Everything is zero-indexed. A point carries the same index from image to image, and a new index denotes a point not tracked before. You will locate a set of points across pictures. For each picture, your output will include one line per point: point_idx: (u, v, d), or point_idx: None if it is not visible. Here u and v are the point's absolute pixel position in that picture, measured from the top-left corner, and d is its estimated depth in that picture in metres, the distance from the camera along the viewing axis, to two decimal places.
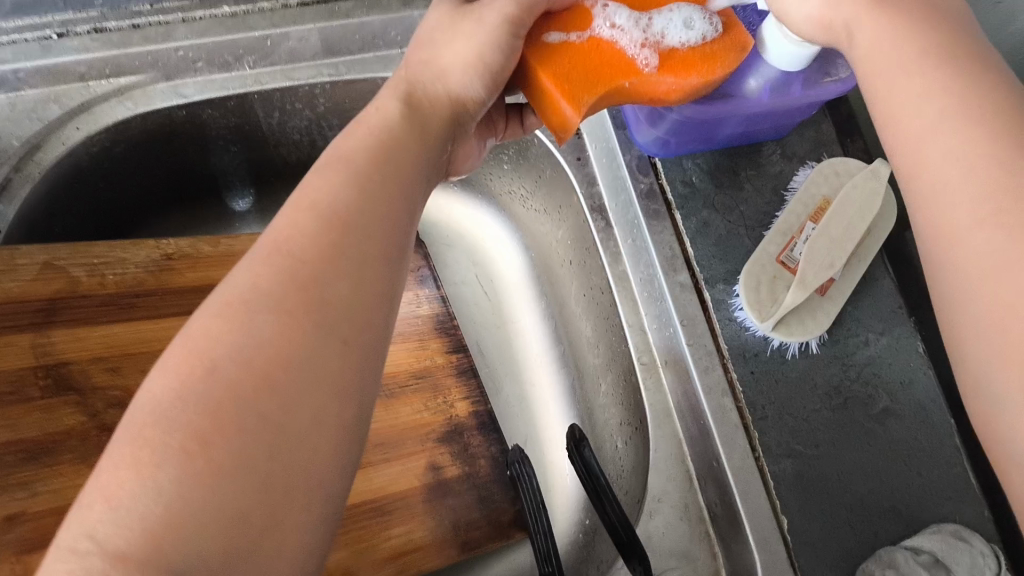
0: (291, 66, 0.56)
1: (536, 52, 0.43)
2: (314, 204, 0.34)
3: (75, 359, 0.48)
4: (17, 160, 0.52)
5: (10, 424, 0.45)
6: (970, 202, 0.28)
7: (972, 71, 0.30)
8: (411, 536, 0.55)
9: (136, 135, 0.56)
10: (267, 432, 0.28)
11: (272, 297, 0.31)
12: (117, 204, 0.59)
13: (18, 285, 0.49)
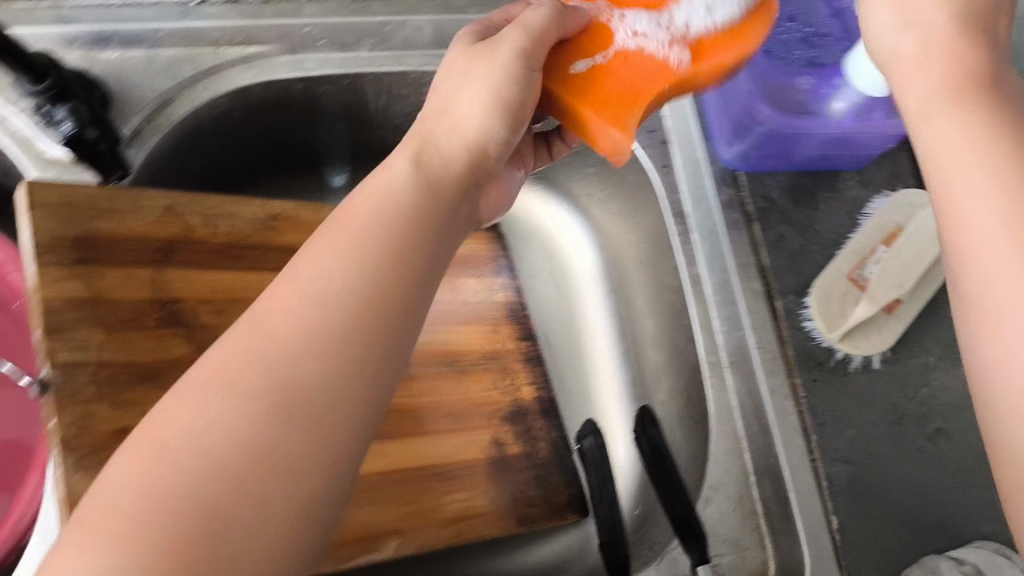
0: (405, 53, 0.60)
1: (564, 80, 0.45)
2: (297, 294, 0.35)
3: (187, 299, 0.52)
4: (151, 112, 0.55)
5: (128, 347, 0.49)
6: (1004, 284, 0.32)
7: (1021, 155, 0.34)
8: (471, 503, 0.56)
9: (254, 102, 0.59)
10: (244, 472, 0.30)
11: (237, 395, 0.32)
12: (228, 166, 0.63)
13: (142, 224, 0.52)
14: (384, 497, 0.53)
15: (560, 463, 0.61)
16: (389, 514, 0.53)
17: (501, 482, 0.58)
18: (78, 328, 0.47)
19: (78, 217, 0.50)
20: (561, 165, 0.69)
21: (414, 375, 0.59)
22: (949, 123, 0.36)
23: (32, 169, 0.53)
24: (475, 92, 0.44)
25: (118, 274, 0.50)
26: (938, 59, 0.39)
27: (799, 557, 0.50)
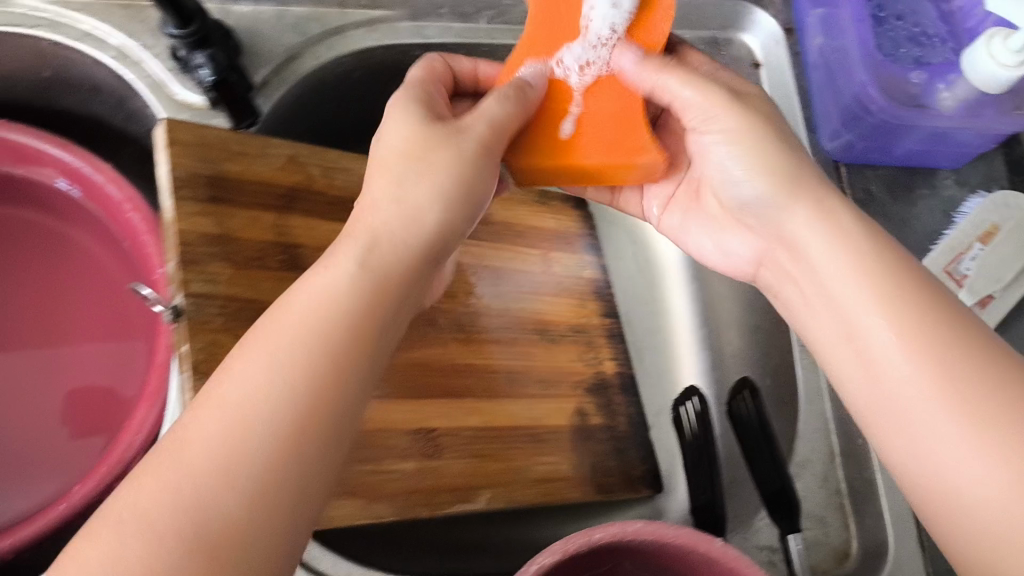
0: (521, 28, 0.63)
1: (559, 151, 0.46)
2: (220, 403, 0.33)
3: (307, 244, 0.55)
4: (279, 65, 0.58)
5: (252, 284, 0.50)
6: (953, 443, 0.36)
7: (944, 317, 0.39)
8: (557, 467, 0.57)
9: (373, 65, 0.62)
10: (230, 486, 0.31)
11: (160, 513, 0.30)
12: (338, 128, 0.66)
13: (269, 169, 0.54)
14: (477, 451, 0.54)
15: (639, 436, 0.63)
16: (480, 468, 0.53)
17: (583, 450, 0.59)
18: (209, 262, 0.49)
19: (212, 157, 0.52)
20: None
21: (507, 338, 0.60)
22: (822, 242, 0.43)
23: (163, 109, 0.56)
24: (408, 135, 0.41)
25: (246, 213, 0.52)
26: (848, 219, 0.43)
27: (882, 536, 0.52)
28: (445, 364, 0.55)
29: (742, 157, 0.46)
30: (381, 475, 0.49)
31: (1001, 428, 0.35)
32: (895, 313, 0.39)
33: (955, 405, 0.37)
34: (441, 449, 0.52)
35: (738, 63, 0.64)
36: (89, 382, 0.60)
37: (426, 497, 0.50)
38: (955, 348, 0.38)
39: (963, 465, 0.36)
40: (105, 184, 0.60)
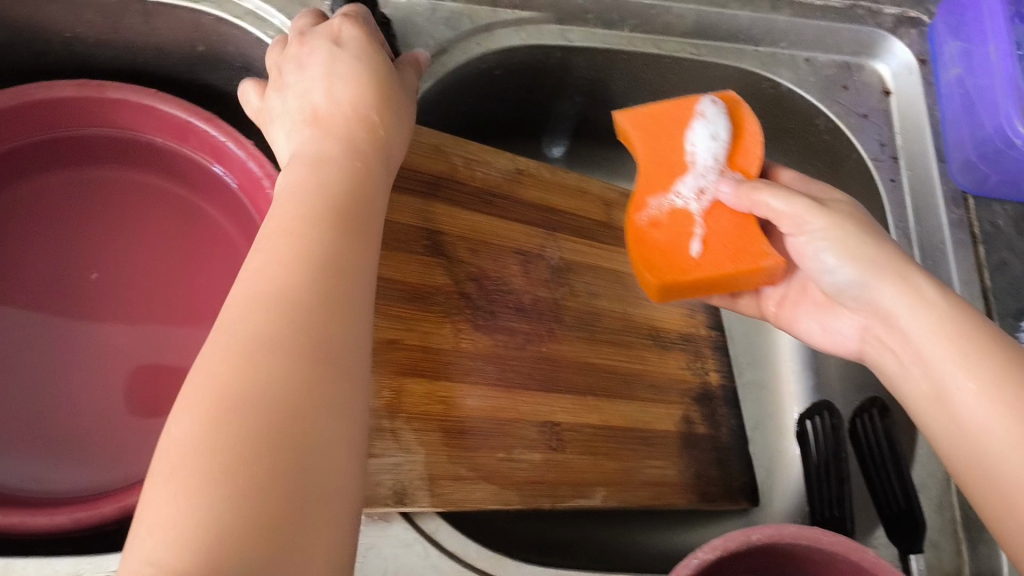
0: (661, 38, 0.65)
1: (690, 265, 0.52)
2: (262, 288, 0.31)
3: (449, 233, 0.53)
4: (429, 57, 0.60)
5: (398, 266, 0.50)
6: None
7: (994, 352, 0.42)
8: (665, 471, 0.58)
9: (515, 64, 0.64)
10: (317, 327, 0.30)
11: (252, 353, 0.29)
12: (471, 122, 0.68)
13: (415, 156, 0.54)
14: (596, 449, 0.54)
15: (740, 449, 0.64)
16: (600, 467, 0.54)
17: (688, 458, 0.60)
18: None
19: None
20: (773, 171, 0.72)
21: (622, 340, 0.60)
22: (912, 309, 0.44)
23: None
24: (348, 66, 0.43)
25: (395, 196, 0.52)
26: (921, 280, 0.45)
27: (997, 567, 0.52)
28: (568, 362, 0.55)
29: (832, 242, 0.47)
30: (509, 463, 0.49)
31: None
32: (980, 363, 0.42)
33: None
34: (564, 443, 0.53)
35: (869, 89, 0.65)
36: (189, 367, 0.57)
37: (550, 488, 0.51)
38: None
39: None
40: (248, 159, 0.61)
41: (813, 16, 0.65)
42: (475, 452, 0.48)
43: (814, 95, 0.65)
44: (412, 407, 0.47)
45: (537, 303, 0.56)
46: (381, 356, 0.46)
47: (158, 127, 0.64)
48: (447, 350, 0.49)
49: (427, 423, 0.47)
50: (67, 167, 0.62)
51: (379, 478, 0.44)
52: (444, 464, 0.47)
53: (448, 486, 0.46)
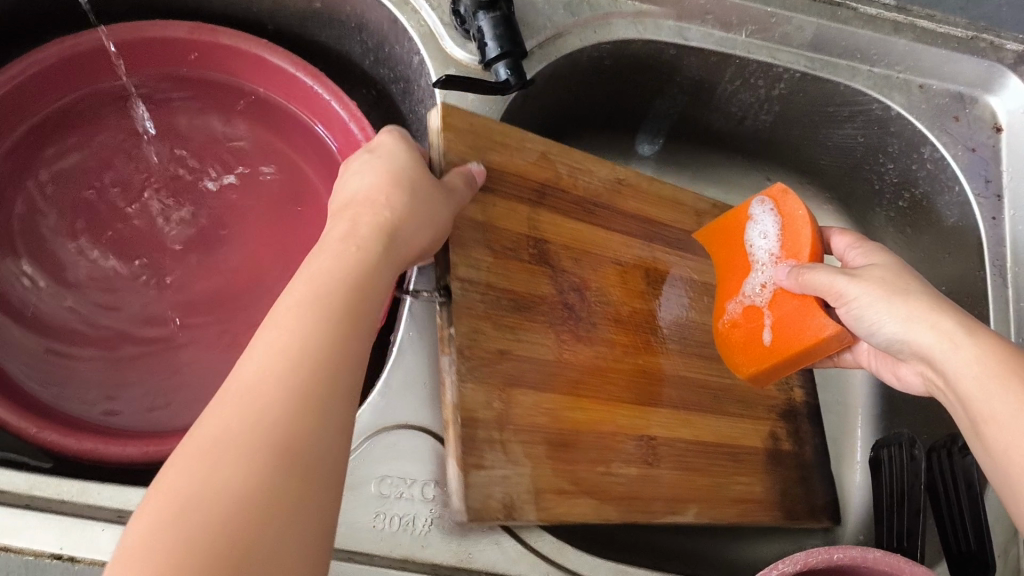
0: (779, 48, 0.64)
1: (769, 354, 0.59)
2: (276, 343, 0.35)
3: (553, 242, 0.58)
4: (544, 39, 0.60)
5: (508, 274, 0.54)
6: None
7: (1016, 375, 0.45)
8: (751, 489, 0.63)
9: (627, 55, 0.64)
10: (310, 387, 0.34)
11: (252, 408, 0.32)
12: (570, 113, 0.68)
13: (525, 164, 0.57)
14: (686, 464, 0.59)
15: (820, 468, 0.69)
16: (691, 483, 0.59)
17: (774, 476, 0.65)
18: (474, 248, 0.53)
19: (481, 146, 0.55)
20: (870, 195, 0.71)
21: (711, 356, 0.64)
22: (944, 354, 0.48)
23: (434, 66, 0.60)
24: (383, 177, 0.46)
25: (506, 204, 0.56)
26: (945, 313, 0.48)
27: None
28: (654, 377, 0.60)
29: (874, 305, 0.50)
30: (609, 476, 0.55)
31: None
32: (997, 394, 0.45)
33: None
34: (658, 457, 0.58)
35: (980, 123, 0.65)
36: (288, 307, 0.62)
37: (645, 503, 0.56)
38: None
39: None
40: (349, 122, 0.66)
41: (935, 43, 0.64)
42: (576, 465, 0.53)
43: (925, 124, 0.64)
44: (519, 419, 0.51)
45: (635, 315, 0.61)
46: (492, 368, 0.51)
47: (258, 75, 0.68)
48: (553, 361, 0.54)
49: (533, 436, 0.52)
50: (171, 108, 0.66)
51: (490, 490, 0.49)
52: (551, 478, 0.52)
53: (552, 500, 0.52)
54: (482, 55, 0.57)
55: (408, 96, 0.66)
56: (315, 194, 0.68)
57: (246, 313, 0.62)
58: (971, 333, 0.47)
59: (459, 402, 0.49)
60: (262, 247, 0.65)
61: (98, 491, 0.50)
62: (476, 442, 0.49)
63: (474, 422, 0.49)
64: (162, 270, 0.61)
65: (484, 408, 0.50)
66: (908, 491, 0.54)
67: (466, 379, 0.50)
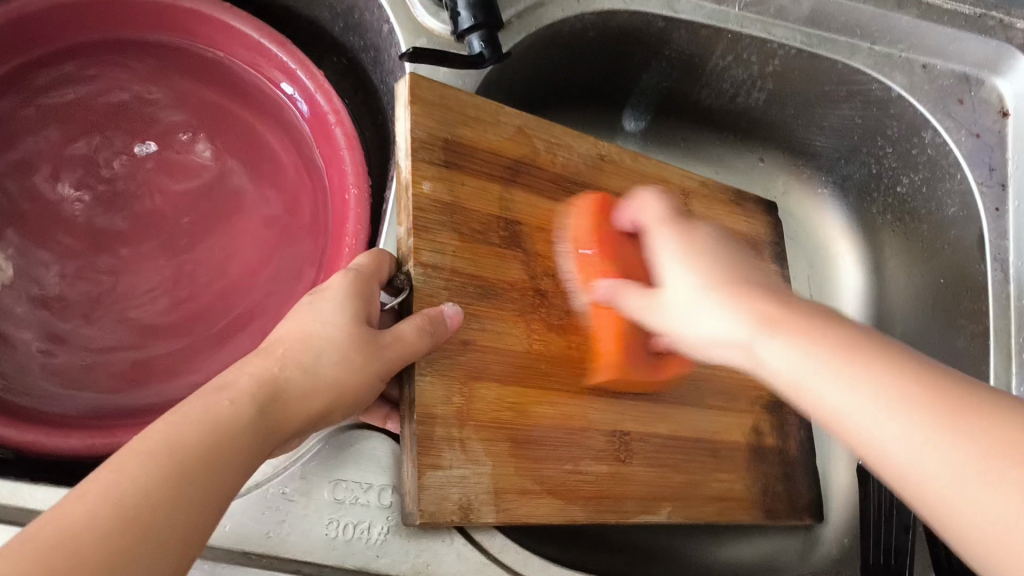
0: (774, 21, 0.60)
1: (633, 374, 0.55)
2: (171, 440, 0.36)
3: (525, 222, 0.54)
4: (522, 9, 0.56)
5: (475, 259, 0.51)
6: (965, 475, 0.32)
7: (892, 356, 0.36)
8: (733, 486, 0.60)
9: (613, 26, 0.60)
10: (185, 481, 0.35)
11: (134, 489, 0.34)
12: (552, 85, 0.64)
13: (498, 140, 0.54)
14: (663, 461, 0.56)
15: (806, 460, 0.66)
16: (666, 479, 0.56)
17: (756, 475, 0.62)
18: (438, 231, 0.49)
19: (451, 119, 0.52)
20: (869, 183, 0.67)
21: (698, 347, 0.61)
22: (708, 336, 0.42)
23: (404, 35, 0.56)
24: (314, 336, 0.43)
25: (476, 182, 0.52)
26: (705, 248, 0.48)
27: None
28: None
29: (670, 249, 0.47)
30: (577, 476, 0.52)
31: (945, 412, 0.34)
32: (772, 359, 0.38)
33: (889, 390, 0.35)
34: (631, 454, 0.55)
35: (986, 106, 0.60)
36: (256, 283, 0.60)
37: (617, 502, 0.53)
38: (875, 356, 0.36)
39: (841, 409, 0.36)
40: (316, 91, 0.62)
41: (941, 20, 0.61)
42: (542, 465, 0.50)
43: (926, 106, 0.60)
44: (481, 416, 0.48)
45: None
46: (457, 358, 0.48)
47: (220, 41, 0.63)
48: (515, 351, 0.50)
49: (494, 433, 0.48)
50: (124, 71, 0.62)
51: (447, 491, 0.46)
52: (512, 478, 0.49)
53: (513, 501, 0.48)
54: (454, 26, 0.53)
55: (378, 66, 0.62)
56: (280, 164, 0.64)
57: (207, 293, 0.59)
58: (732, 297, 0.41)
59: (418, 397, 0.46)
60: (230, 221, 0.61)
61: (31, 494, 0.47)
62: (432, 440, 0.46)
63: (433, 418, 0.46)
64: (113, 250, 0.57)
65: (444, 404, 0.47)
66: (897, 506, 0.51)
67: (424, 371, 0.46)
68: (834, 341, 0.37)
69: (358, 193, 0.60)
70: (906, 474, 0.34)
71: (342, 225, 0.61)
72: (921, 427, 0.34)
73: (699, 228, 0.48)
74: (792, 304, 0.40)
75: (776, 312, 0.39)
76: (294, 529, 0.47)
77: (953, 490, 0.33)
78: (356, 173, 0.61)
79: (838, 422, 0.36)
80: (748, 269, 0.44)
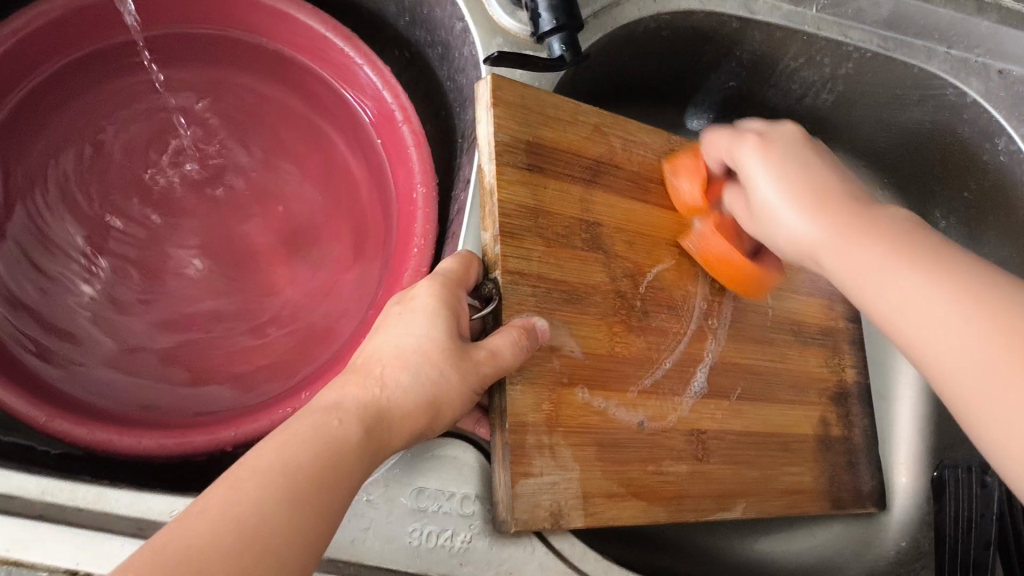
0: (851, 24, 0.60)
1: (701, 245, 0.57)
2: (281, 462, 0.36)
3: (607, 226, 0.53)
4: (599, 8, 0.55)
5: (560, 264, 0.50)
6: (938, 320, 0.39)
7: (955, 266, 0.40)
8: (801, 478, 0.60)
9: (688, 27, 0.59)
10: (298, 503, 0.35)
11: (248, 510, 0.33)
12: (621, 83, 0.63)
13: (578, 138, 0.53)
14: (737, 458, 0.56)
15: (870, 453, 0.65)
16: (740, 477, 0.56)
17: (826, 462, 0.62)
18: (524, 237, 0.49)
19: (531, 119, 0.51)
20: (936, 189, 0.67)
21: (763, 334, 0.60)
22: (778, 224, 0.47)
23: (481, 35, 0.55)
24: (407, 350, 0.44)
25: (558, 185, 0.51)
26: (805, 167, 0.48)
27: None
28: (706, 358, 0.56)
29: (757, 163, 0.48)
30: (659, 477, 0.52)
31: (883, 237, 0.42)
32: (844, 263, 0.43)
33: (925, 275, 0.40)
34: (708, 452, 0.55)
35: None
36: (325, 276, 0.60)
37: (695, 501, 0.53)
38: (968, 290, 0.39)
39: (898, 302, 0.40)
40: (382, 88, 0.61)
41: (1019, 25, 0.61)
42: (626, 466, 0.50)
43: (1002, 113, 0.59)
44: (570, 421, 0.48)
45: (688, 299, 0.57)
46: (544, 365, 0.48)
47: (285, 36, 0.62)
48: (603, 355, 0.51)
49: (581, 438, 0.48)
50: (191, 67, 0.61)
51: (539, 498, 0.46)
52: (598, 481, 0.49)
53: (601, 504, 0.48)
54: (535, 28, 0.52)
55: (446, 62, 0.61)
56: (344, 160, 0.63)
57: (274, 291, 0.58)
58: (791, 195, 0.46)
59: (508, 407, 0.46)
60: (297, 218, 0.60)
61: (114, 497, 0.46)
62: (524, 448, 0.46)
63: (523, 426, 0.46)
64: (180, 246, 0.57)
65: (535, 412, 0.47)
66: (978, 522, 0.55)
67: (515, 380, 0.46)
68: (844, 231, 0.44)
69: (426, 193, 0.59)
70: (932, 351, 0.39)
71: (410, 225, 0.60)
72: (910, 285, 0.40)
73: (768, 130, 0.51)
74: (874, 212, 0.44)
75: (879, 232, 0.43)
76: (377, 537, 0.46)
77: (921, 318, 0.39)
78: (423, 171, 0.59)
79: (898, 327, 0.40)
80: (846, 188, 0.46)
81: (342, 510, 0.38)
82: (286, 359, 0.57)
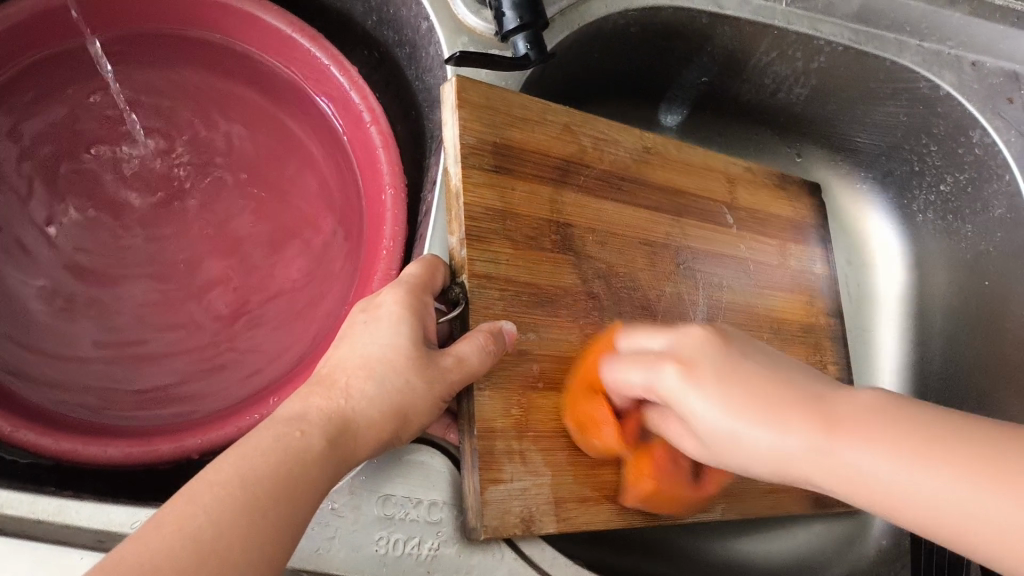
0: (822, 17, 0.59)
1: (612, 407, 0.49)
2: (240, 473, 0.35)
3: (578, 226, 0.53)
4: (566, 5, 0.54)
5: (531, 268, 0.50)
6: (878, 463, 0.36)
7: (926, 435, 0.35)
8: (780, 478, 0.59)
9: (658, 22, 0.58)
10: (253, 511, 0.34)
11: (200, 522, 0.33)
12: (594, 80, 0.63)
13: (544, 136, 0.53)
14: None
15: (853, 453, 0.65)
16: (718, 476, 0.55)
17: None
18: (491, 239, 0.48)
19: (494, 119, 0.50)
20: (912, 183, 0.67)
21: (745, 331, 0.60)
22: (698, 418, 0.41)
23: (446, 34, 0.54)
24: (370, 359, 0.43)
25: (527, 186, 0.51)
26: (713, 352, 0.42)
27: None
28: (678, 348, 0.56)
29: (662, 376, 0.43)
30: None
31: (818, 420, 0.38)
32: (776, 456, 0.38)
33: (852, 438, 0.36)
34: None
35: None
36: (295, 278, 0.59)
37: (672, 503, 0.53)
38: (879, 431, 0.36)
39: (861, 471, 0.36)
40: (350, 88, 0.61)
41: (992, 18, 0.60)
42: (602, 470, 0.50)
43: (975, 105, 0.59)
44: (541, 426, 0.47)
45: (662, 299, 0.56)
46: (515, 370, 0.47)
47: (252, 35, 0.62)
48: (575, 356, 0.50)
49: (553, 443, 0.48)
50: (155, 69, 0.61)
51: (509, 505, 0.45)
52: (572, 487, 0.48)
53: (575, 509, 0.48)
54: (500, 27, 0.51)
55: (414, 62, 0.60)
56: (315, 162, 0.62)
57: (242, 294, 0.57)
58: (735, 400, 0.40)
59: (476, 413, 0.45)
60: (268, 222, 0.60)
61: (76, 510, 0.46)
62: (494, 454, 0.45)
63: (492, 432, 0.45)
64: (145, 251, 0.56)
65: (503, 417, 0.46)
66: None
67: (482, 386, 0.46)
68: (759, 412, 0.39)
69: (395, 194, 0.58)
70: (924, 505, 0.34)
71: (380, 227, 0.59)
72: (861, 455, 0.36)
73: (675, 343, 0.44)
74: (814, 389, 0.39)
75: (808, 401, 0.39)
76: (344, 545, 0.46)
77: (893, 482, 0.35)
78: (392, 172, 0.59)
79: (861, 495, 0.36)
80: (759, 359, 0.42)
81: (304, 522, 0.37)
82: (256, 364, 0.56)
